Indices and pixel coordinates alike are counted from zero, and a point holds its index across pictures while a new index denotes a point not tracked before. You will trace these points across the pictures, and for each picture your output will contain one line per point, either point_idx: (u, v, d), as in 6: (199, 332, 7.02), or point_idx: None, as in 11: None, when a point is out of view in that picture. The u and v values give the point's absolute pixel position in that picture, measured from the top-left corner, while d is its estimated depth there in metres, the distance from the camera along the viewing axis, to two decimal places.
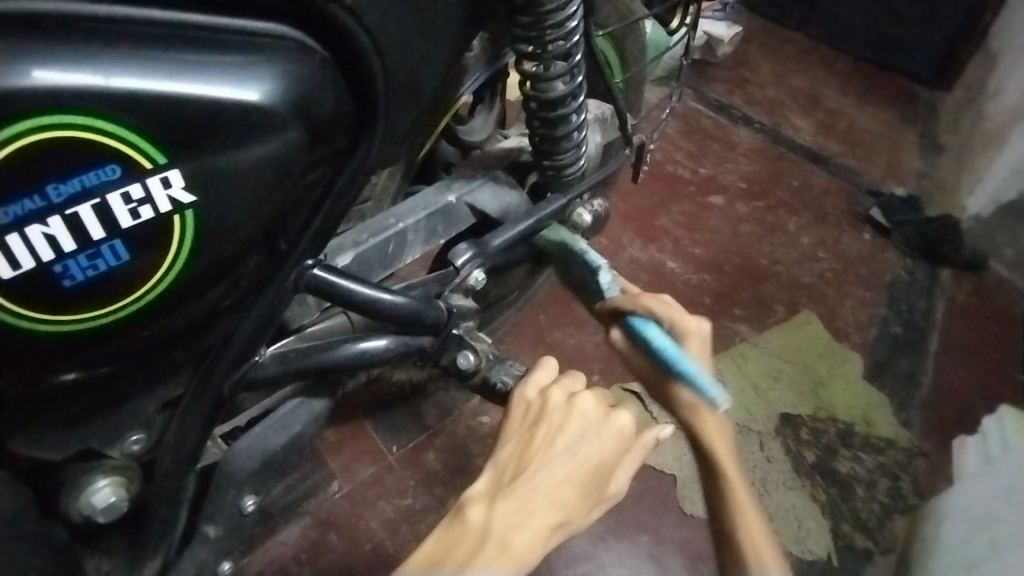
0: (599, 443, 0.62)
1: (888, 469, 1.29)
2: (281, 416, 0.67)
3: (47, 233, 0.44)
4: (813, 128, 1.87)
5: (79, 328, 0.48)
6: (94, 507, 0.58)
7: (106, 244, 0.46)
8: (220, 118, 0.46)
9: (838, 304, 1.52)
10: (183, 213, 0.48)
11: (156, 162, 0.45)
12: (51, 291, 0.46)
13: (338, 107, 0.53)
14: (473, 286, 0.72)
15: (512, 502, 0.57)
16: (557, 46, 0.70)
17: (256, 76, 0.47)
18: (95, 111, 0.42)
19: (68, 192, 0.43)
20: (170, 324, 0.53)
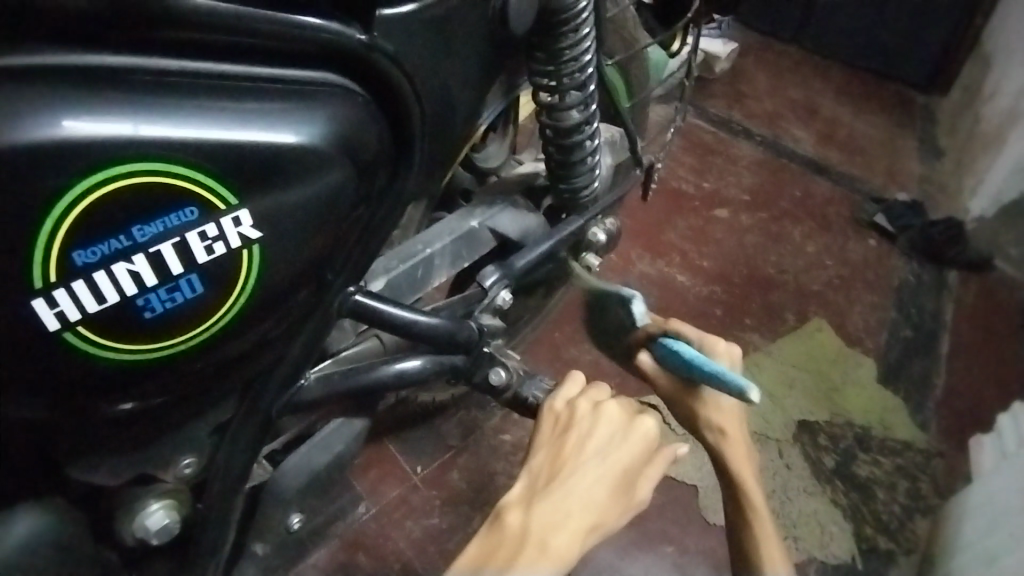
0: (627, 449, 0.65)
1: (906, 470, 1.31)
2: (323, 437, 0.69)
3: (131, 270, 0.48)
4: (813, 138, 1.91)
5: (157, 358, 0.52)
6: (148, 530, 0.60)
7: (183, 278, 0.50)
8: (282, 160, 0.51)
9: (847, 310, 1.55)
10: (251, 247, 0.52)
11: (229, 203, 0.50)
12: (132, 322, 0.49)
13: (381, 145, 0.57)
14: (501, 306, 0.75)
15: (548, 506, 0.60)
16: (574, 78, 0.75)
17: (311, 120, 0.52)
18: (178, 158, 0.46)
19: (151, 233, 0.47)
20: (233, 351, 0.56)
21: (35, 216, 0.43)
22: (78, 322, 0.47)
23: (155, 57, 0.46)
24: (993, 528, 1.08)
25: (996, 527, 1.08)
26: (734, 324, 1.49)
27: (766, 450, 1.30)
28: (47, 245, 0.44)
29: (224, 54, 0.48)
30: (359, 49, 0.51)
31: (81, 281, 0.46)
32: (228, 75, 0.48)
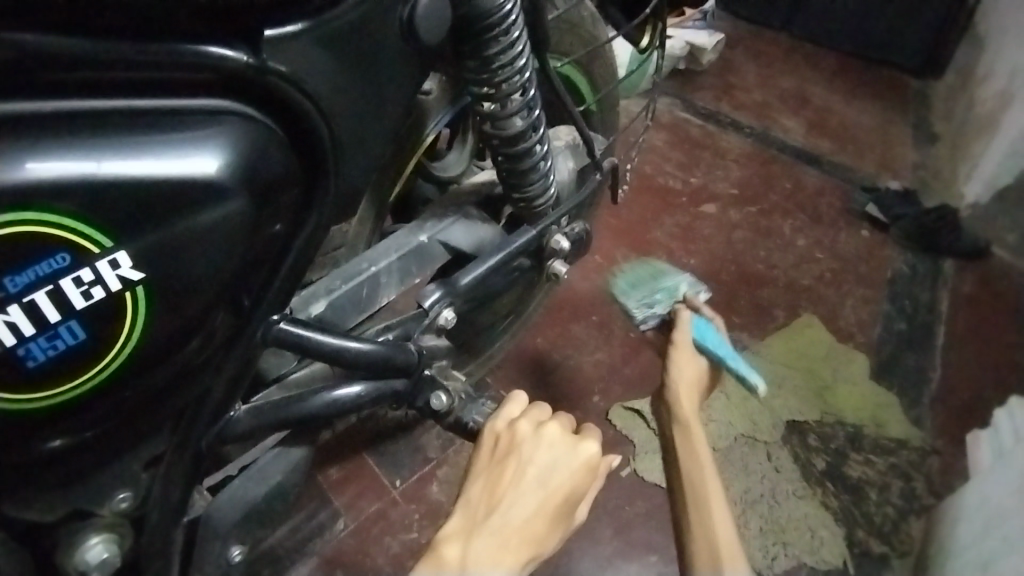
0: (571, 475, 0.59)
1: (900, 470, 1.28)
2: (260, 467, 0.66)
3: (8, 320, 0.46)
4: (804, 128, 1.87)
5: (45, 406, 0.50)
6: (88, 564, 0.59)
7: (62, 325, 0.48)
8: (172, 195, 0.48)
9: (839, 304, 1.51)
10: (134, 289, 0.50)
11: (103, 246, 0.47)
12: (14, 372, 0.47)
13: (287, 168, 0.55)
14: (444, 326, 0.72)
15: (485, 545, 0.54)
16: (510, 83, 0.72)
17: (195, 147, 0.49)
18: (46, 205, 0.44)
19: (24, 282, 0.46)
20: (144, 384, 0.55)
21: None
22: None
23: (22, 99, 0.43)
24: (987, 530, 1.05)
25: (989, 529, 1.04)
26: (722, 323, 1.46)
27: (753, 453, 1.27)
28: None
29: (98, 90, 0.45)
30: (246, 72, 0.49)
31: None
32: (102, 110, 0.46)
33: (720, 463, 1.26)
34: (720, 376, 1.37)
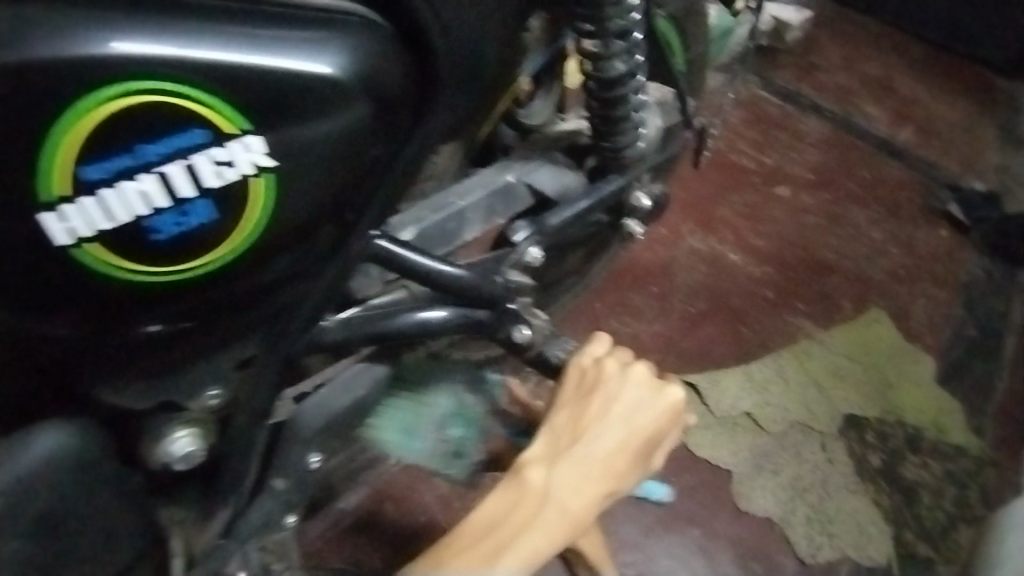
0: (651, 418, 0.67)
1: (957, 477, 1.24)
2: (345, 378, 0.70)
3: (140, 189, 0.48)
4: (886, 117, 1.75)
5: (168, 283, 0.52)
6: (173, 454, 0.62)
7: (193, 202, 0.50)
8: (293, 89, 0.50)
9: (911, 305, 1.44)
10: (264, 176, 0.51)
11: (239, 127, 0.49)
12: (143, 243, 0.50)
13: (404, 80, 0.56)
14: (529, 263, 0.76)
15: (569, 471, 0.64)
16: (615, 24, 0.71)
17: (331, 52, 0.51)
18: (180, 77, 0.47)
19: (159, 152, 0.48)
20: (257, 279, 0.56)
21: (37, 139, 0.45)
22: (88, 238, 0.48)
23: None
24: None
25: None
26: (786, 308, 1.40)
27: (807, 442, 1.24)
28: (60, 152, 0.45)
29: None
30: None
31: (89, 197, 0.47)
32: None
33: (774, 447, 1.23)
34: (781, 360, 1.33)
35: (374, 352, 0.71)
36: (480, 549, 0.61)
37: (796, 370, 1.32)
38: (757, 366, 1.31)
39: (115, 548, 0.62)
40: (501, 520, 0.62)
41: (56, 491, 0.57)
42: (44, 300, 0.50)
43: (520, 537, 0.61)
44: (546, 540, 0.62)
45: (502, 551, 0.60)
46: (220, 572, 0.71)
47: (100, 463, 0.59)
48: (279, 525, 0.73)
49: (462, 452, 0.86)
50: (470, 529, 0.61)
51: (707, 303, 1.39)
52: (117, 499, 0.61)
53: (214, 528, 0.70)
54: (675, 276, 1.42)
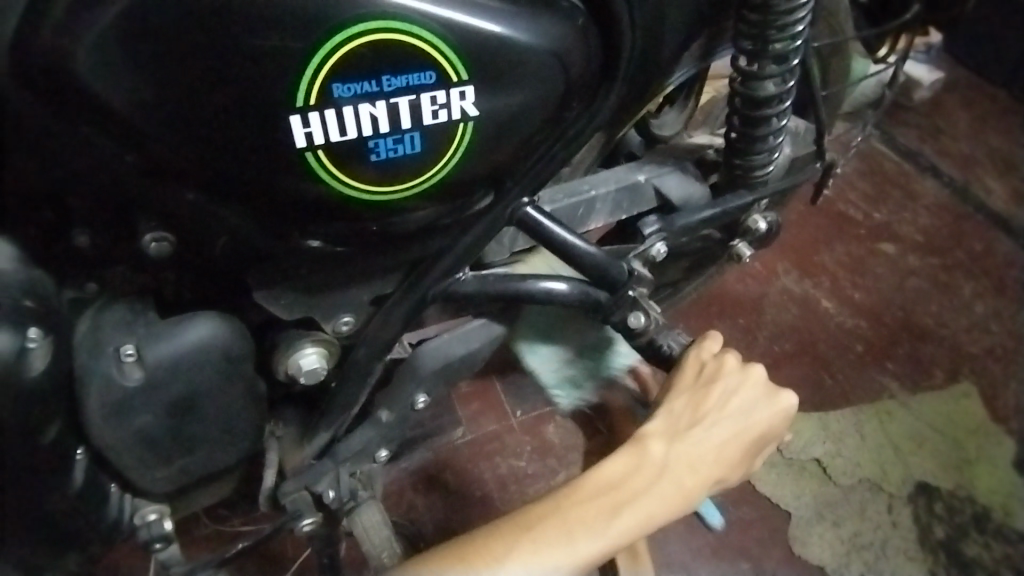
0: (765, 418, 0.73)
1: (1015, 563, 1.11)
2: (466, 330, 0.75)
3: (372, 113, 0.56)
4: (1007, 193, 1.57)
5: (363, 199, 0.59)
6: (300, 367, 0.67)
7: (408, 134, 0.58)
8: (505, 52, 0.57)
9: (1002, 378, 1.30)
10: (466, 123, 0.59)
11: (461, 77, 0.57)
12: (361, 162, 0.57)
13: (589, 67, 0.63)
14: (653, 257, 0.80)
15: (686, 449, 0.70)
16: (775, 47, 0.74)
17: (540, 28, 0.58)
18: (426, 24, 0.54)
19: (396, 85, 0.55)
20: (422, 216, 0.64)
21: (298, 57, 0.52)
22: (318, 146, 0.55)
23: None
24: None
25: None
26: (873, 365, 1.30)
27: (873, 501, 1.15)
28: (315, 70, 0.53)
29: None
30: None
31: (331, 110, 0.54)
32: None
33: (839, 499, 1.15)
34: (859, 416, 1.23)
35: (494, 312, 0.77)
36: (601, 503, 0.66)
37: (872, 429, 1.22)
38: (835, 416, 1.23)
39: (232, 441, 0.69)
40: (622, 482, 0.68)
41: (197, 377, 0.64)
42: (237, 195, 0.57)
43: (639, 499, 0.67)
44: (660, 508, 0.67)
45: (621, 509, 0.66)
46: (311, 488, 0.76)
47: (240, 361, 0.65)
48: (373, 456, 0.78)
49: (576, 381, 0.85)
50: (592, 484, 0.67)
51: (792, 344, 1.31)
52: (242, 399, 0.67)
53: (316, 443, 0.75)
54: (763, 312, 1.34)
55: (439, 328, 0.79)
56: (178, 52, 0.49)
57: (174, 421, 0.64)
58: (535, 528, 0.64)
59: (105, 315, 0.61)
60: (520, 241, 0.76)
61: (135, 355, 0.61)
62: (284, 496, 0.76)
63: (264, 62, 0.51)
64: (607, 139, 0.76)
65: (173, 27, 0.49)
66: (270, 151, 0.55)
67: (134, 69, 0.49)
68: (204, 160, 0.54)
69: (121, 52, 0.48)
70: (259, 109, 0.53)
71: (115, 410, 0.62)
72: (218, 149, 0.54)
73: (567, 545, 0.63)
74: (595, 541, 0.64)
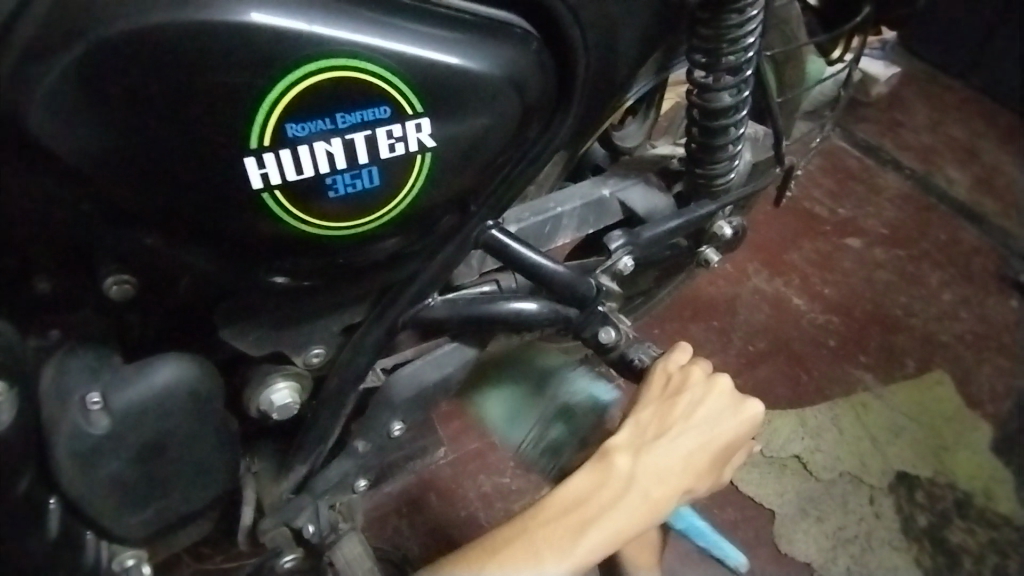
0: (731, 426, 0.74)
1: (1000, 546, 1.14)
2: (439, 355, 0.75)
3: (328, 150, 0.56)
4: (966, 182, 1.61)
5: (323, 236, 0.59)
6: (272, 403, 0.67)
7: (365, 168, 0.58)
8: (458, 83, 0.58)
9: (972, 364, 1.33)
10: (424, 154, 0.59)
11: (415, 109, 0.57)
12: (320, 198, 0.57)
13: (545, 88, 0.64)
14: (620, 271, 0.81)
15: (652, 462, 0.70)
16: (728, 60, 0.75)
17: (492, 55, 0.58)
18: (381, 61, 0.54)
19: (350, 122, 0.55)
20: (388, 244, 0.63)
21: (250, 100, 0.52)
22: (274, 185, 0.55)
23: None
24: None
25: None
26: (847, 359, 1.32)
27: (855, 493, 1.16)
28: (265, 112, 0.52)
29: None
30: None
31: (286, 149, 0.54)
32: None
33: (821, 495, 1.16)
34: (835, 410, 1.25)
35: (466, 335, 0.76)
36: (566, 522, 0.67)
37: (849, 422, 1.24)
38: (812, 411, 1.24)
39: (207, 480, 0.67)
40: (587, 499, 0.68)
41: (166, 420, 0.62)
42: (194, 235, 0.56)
43: (604, 516, 0.67)
44: (626, 523, 0.68)
45: (585, 527, 0.66)
46: (291, 523, 0.76)
47: (210, 400, 0.64)
48: (353, 486, 0.77)
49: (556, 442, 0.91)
50: (556, 503, 0.68)
51: (766, 343, 1.33)
52: (214, 438, 0.66)
53: (295, 476, 0.75)
54: (736, 314, 1.36)
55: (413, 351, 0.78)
56: (125, 97, 0.49)
57: (145, 465, 0.63)
58: (500, 551, 0.65)
59: (70, 363, 0.60)
60: (489, 261, 0.77)
61: (101, 402, 0.60)
62: (265, 533, 0.75)
63: (217, 103, 0.51)
64: (569, 156, 0.77)
65: (119, 73, 0.48)
66: (227, 188, 0.54)
67: (81, 116, 0.48)
68: (160, 202, 0.53)
69: (66, 102, 0.48)
70: (213, 147, 0.52)
71: (85, 459, 0.60)
72: (173, 192, 0.53)
73: (532, 568, 0.64)
74: (559, 562, 0.64)
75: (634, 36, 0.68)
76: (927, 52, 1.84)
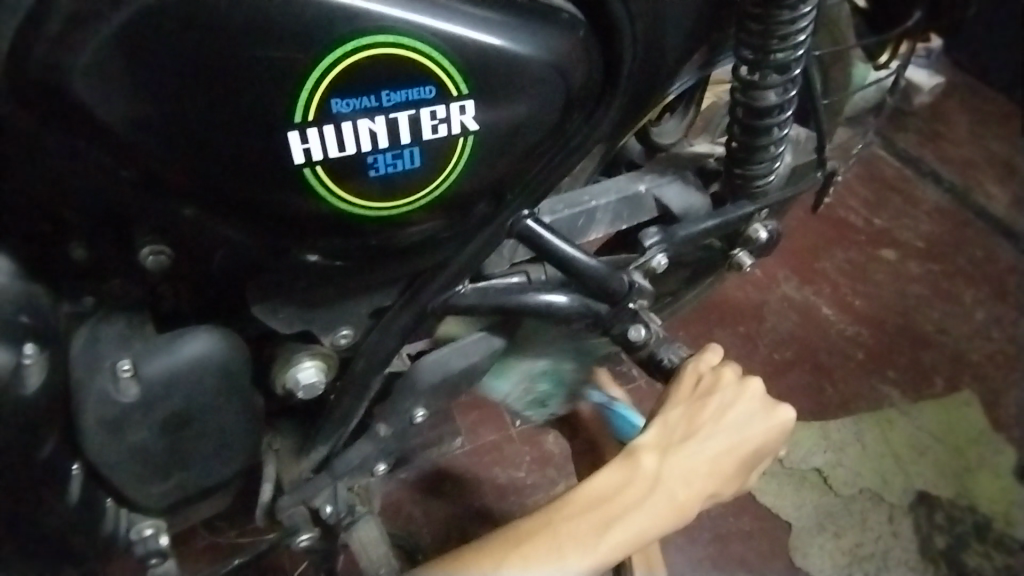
0: (761, 431, 0.72)
1: (1018, 573, 1.10)
2: (465, 343, 0.74)
3: (372, 129, 0.55)
4: (1008, 199, 1.56)
5: (362, 215, 0.59)
6: (298, 382, 0.67)
7: (407, 149, 0.57)
8: (502, 66, 0.57)
9: (1003, 386, 1.29)
10: (466, 137, 0.59)
11: (460, 91, 0.56)
12: (359, 177, 0.57)
13: (589, 78, 0.62)
14: (653, 268, 0.80)
15: (678, 464, 0.69)
16: (777, 57, 0.73)
17: (540, 41, 0.57)
18: (427, 40, 0.53)
19: (395, 100, 0.55)
20: (420, 229, 0.63)
21: (298, 74, 0.51)
22: (316, 162, 0.55)
23: None
24: None
25: None
26: (874, 373, 1.29)
27: (875, 510, 1.14)
28: (310, 87, 0.52)
29: None
30: None
31: (329, 125, 0.54)
32: None
33: (841, 509, 1.14)
34: (860, 424, 1.22)
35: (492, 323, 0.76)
36: (589, 519, 0.66)
37: (874, 437, 1.21)
38: (836, 424, 1.22)
39: (229, 456, 0.68)
40: (611, 497, 0.67)
41: (193, 392, 0.63)
42: (230, 207, 0.56)
43: (628, 515, 0.67)
44: (650, 523, 0.67)
45: (609, 525, 0.66)
46: (309, 503, 0.76)
47: (236, 375, 0.64)
48: (371, 471, 0.77)
49: (545, 401, 0.87)
50: (580, 499, 0.67)
51: (793, 352, 1.30)
52: (237, 414, 0.66)
53: (313, 457, 0.75)
54: (763, 320, 1.34)
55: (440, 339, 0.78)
56: (169, 67, 0.49)
57: (171, 436, 0.64)
58: (522, 544, 0.64)
59: (102, 330, 0.60)
60: (520, 251, 0.75)
61: (131, 370, 0.60)
62: (281, 511, 0.75)
63: (264, 76, 0.51)
64: (608, 149, 0.75)
65: (164, 42, 0.48)
66: (267, 165, 0.54)
67: (126, 83, 0.48)
68: (199, 172, 0.53)
69: (110, 68, 0.48)
70: (257, 121, 0.52)
71: (111, 426, 0.61)
72: (212, 163, 0.53)
73: (553, 563, 0.63)
74: (582, 558, 0.64)
75: (679, 30, 0.67)
76: (975, 63, 1.78)
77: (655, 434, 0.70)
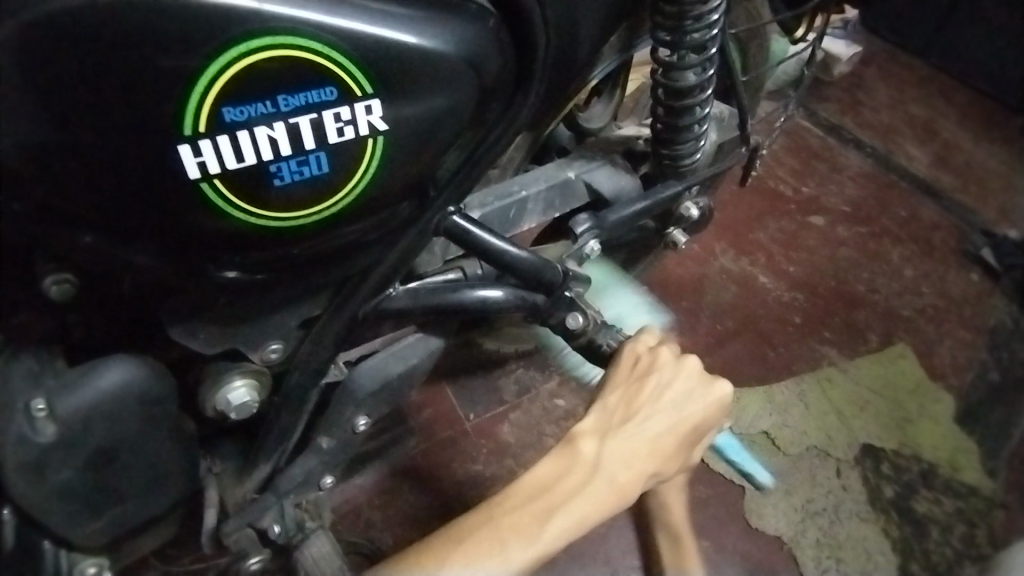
0: (699, 410, 0.73)
1: (966, 515, 1.15)
2: (403, 347, 0.74)
3: (271, 136, 0.53)
4: (927, 159, 1.62)
5: (272, 226, 0.56)
6: (229, 403, 0.64)
7: (313, 154, 0.55)
8: (405, 63, 0.55)
9: (935, 338, 1.34)
10: (376, 138, 0.57)
11: (365, 91, 0.55)
12: (265, 188, 0.54)
13: (503, 66, 0.61)
14: (586, 255, 0.81)
15: (618, 447, 0.70)
16: (693, 38, 0.73)
17: (445, 32, 0.56)
18: (323, 39, 0.51)
19: (293, 104, 0.53)
20: (343, 233, 0.61)
21: (184, 83, 0.48)
22: (213, 175, 0.52)
23: None
24: None
25: None
26: (812, 336, 1.33)
27: (822, 468, 1.17)
28: (200, 95, 0.49)
29: None
30: None
31: (223, 136, 0.51)
32: None
33: (789, 470, 1.17)
34: (802, 386, 1.26)
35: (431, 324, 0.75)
36: (531, 508, 0.66)
37: (816, 397, 1.25)
38: (778, 387, 1.25)
39: (164, 487, 0.65)
40: (553, 484, 0.67)
41: (117, 424, 0.59)
42: (132, 229, 0.53)
43: (571, 501, 0.66)
44: (593, 507, 0.67)
45: (552, 513, 0.66)
46: (256, 524, 0.74)
47: (161, 403, 0.61)
48: (319, 483, 0.75)
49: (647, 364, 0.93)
50: (524, 488, 0.67)
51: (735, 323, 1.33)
52: (169, 441, 0.63)
53: (257, 475, 0.73)
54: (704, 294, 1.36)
55: (382, 342, 0.77)
56: (52, 81, 0.46)
57: (97, 471, 0.60)
58: (466, 540, 0.64)
59: (11, 367, 0.56)
60: (452, 249, 0.75)
61: (47, 408, 0.56)
62: (227, 536, 0.73)
63: (152, 83, 0.48)
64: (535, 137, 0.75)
65: (48, 57, 0.45)
66: (166, 179, 0.51)
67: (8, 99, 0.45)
68: (94, 193, 0.50)
69: None
70: (147, 133, 0.49)
71: (33, 468, 0.57)
72: (107, 183, 0.50)
73: (494, 557, 0.63)
74: (525, 549, 0.63)
75: (593, 13, 0.66)
76: (887, 32, 1.85)
77: (594, 418, 0.70)
